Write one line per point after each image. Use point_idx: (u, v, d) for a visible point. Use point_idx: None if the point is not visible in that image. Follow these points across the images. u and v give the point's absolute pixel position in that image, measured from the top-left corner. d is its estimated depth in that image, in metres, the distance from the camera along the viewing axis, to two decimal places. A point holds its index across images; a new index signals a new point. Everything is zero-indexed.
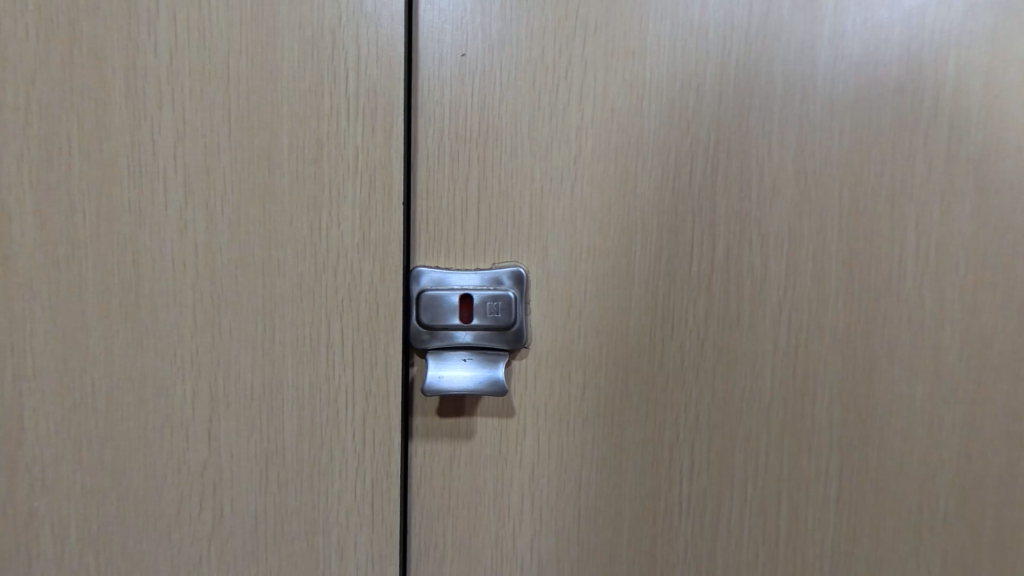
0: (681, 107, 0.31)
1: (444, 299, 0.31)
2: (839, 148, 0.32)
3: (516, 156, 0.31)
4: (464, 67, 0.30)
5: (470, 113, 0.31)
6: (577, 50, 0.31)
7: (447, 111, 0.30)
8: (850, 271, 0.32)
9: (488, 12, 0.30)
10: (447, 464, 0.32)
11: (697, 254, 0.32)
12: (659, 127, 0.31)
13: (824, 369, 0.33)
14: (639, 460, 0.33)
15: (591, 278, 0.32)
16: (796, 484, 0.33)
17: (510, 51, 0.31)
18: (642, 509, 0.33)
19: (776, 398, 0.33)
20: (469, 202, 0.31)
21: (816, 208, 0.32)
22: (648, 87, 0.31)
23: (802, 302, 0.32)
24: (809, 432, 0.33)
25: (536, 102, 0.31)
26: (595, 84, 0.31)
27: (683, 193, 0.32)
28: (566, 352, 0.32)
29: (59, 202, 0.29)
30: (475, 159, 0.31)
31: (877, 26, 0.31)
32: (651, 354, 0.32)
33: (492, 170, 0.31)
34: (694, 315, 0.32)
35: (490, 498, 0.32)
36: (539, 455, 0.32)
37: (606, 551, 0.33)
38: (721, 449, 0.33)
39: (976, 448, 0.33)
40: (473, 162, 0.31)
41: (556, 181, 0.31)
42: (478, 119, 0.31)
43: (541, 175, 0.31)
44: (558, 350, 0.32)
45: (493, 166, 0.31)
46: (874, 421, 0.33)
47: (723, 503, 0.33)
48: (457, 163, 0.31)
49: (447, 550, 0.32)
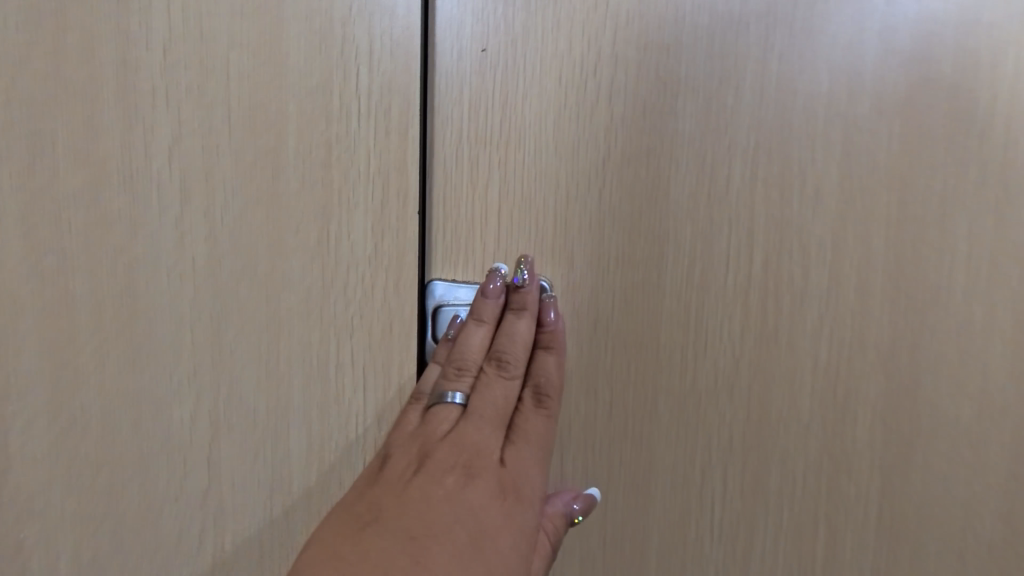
0: (718, 107, 0.29)
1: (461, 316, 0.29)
2: (886, 151, 0.29)
3: (541, 159, 0.29)
4: (483, 63, 0.28)
5: (490, 113, 0.28)
6: (607, 44, 0.29)
7: (466, 111, 0.28)
8: (895, 283, 0.30)
9: (512, 3, 0.28)
10: None
11: (732, 265, 0.30)
12: (694, 128, 0.29)
13: (866, 387, 0.31)
14: (669, 483, 0.31)
15: (619, 290, 0.30)
16: (835, 508, 0.31)
17: (535, 45, 0.28)
18: (672, 534, 0.31)
19: (814, 417, 0.31)
20: (489, 209, 0.29)
21: (860, 215, 0.30)
22: (682, 84, 0.29)
23: (844, 315, 0.30)
24: (849, 453, 0.31)
25: (562, 100, 0.29)
26: (626, 81, 0.29)
27: (718, 199, 0.30)
28: (591, 369, 0.30)
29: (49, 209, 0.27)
30: (497, 162, 0.29)
31: (930, 20, 0.29)
32: (682, 372, 0.30)
33: (515, 174, 0.29)
34: (729, 330, 0.30)
35: None
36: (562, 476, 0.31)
37: None
38: (756, 471, 0.31)
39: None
40: (494, 165, 0.29)
41: (582, 186, 0.29)
42: (500, 119, 0.28)
43: (567, 180, 0.29)
44: (583, 366, 0.30)
45: (516, 170, 0.29)
46: (920, 441, 0.31)
47: (757, 528, 0.31)
48: (477, 167, 0.28)
49: None
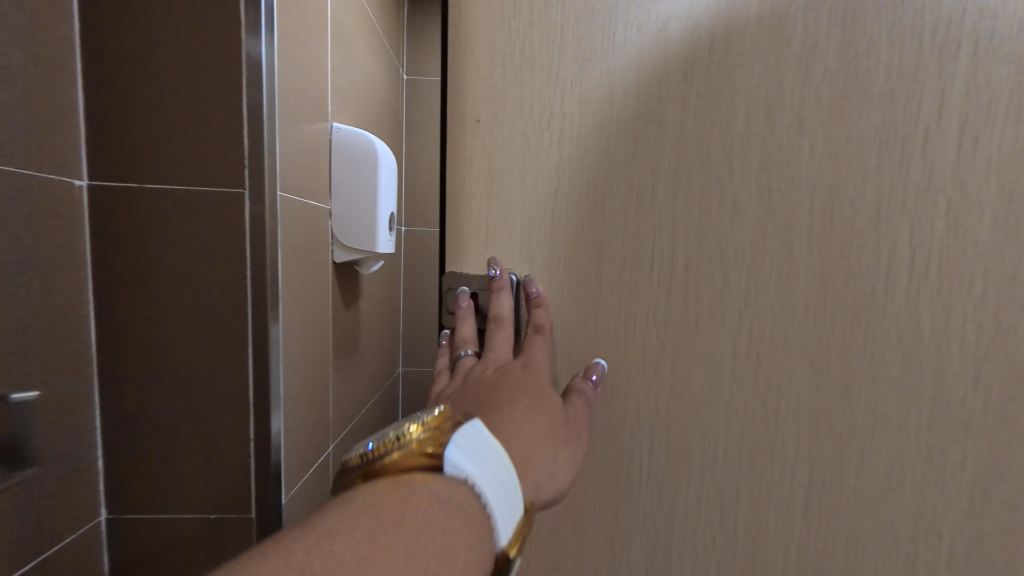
0: (644, 129, 0.33)
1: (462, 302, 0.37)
2: (810, 158, 0.30)
3: (574, 76, 0.33)
4: (463, 108, 0.34)
5: (552, 29, 0.33)
6: (558, 82, 0.33)
7: (453, 153, 0.35)
8: (824, 284, 0.31)
9: (481, 58, 0.34)
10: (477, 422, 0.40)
11: (656, 266, 0.34)
12: (624, 148, 0.33)
13: (792, 382, 0.32)
14: (604, 451, 0.37)
15: (566, 289, 0.36)
16: (758, 487, 0.34)
17: (504, 92, 0.34)
18: (606, 491, 0.37)
19: (735, 404, 0.33)
20: (472, 230, 0.36)
21: (782, 220, 0.31)
22: (615, 110, 0.33)
23: (767, 313, 0.32)
24: (773, 442, 0.33)
25: (524, 135, 0.34)
26: (573, 113, 0.33)
27: (645, 210, 0.33)
28: (547, 352, 0.37)
29: (157, 229, 0.51)
30: (473, 191, 0.35)
31: (862, 19, 0.28)
32: (615, 359, 0.35)
33: (491, 199, 0.35)
34: (654, 323, 0.34)
35: None
36: None
37: (578, 525, 0.38)
38: (678, 446, 0.35)
39: (967, 490, 0.30)
40: (471, 195, 0.35)
41: (540, 205, 0.35)
42: (476, 156, 0.35)
43: (530, 201, 0.35)
44: (541, 350, 0.37)
45: (489, 197, 0.35)
46: (848, 443, 0.32)
47: (679, 495, 0.35)
48: (460, 198, 0.36)
49: None
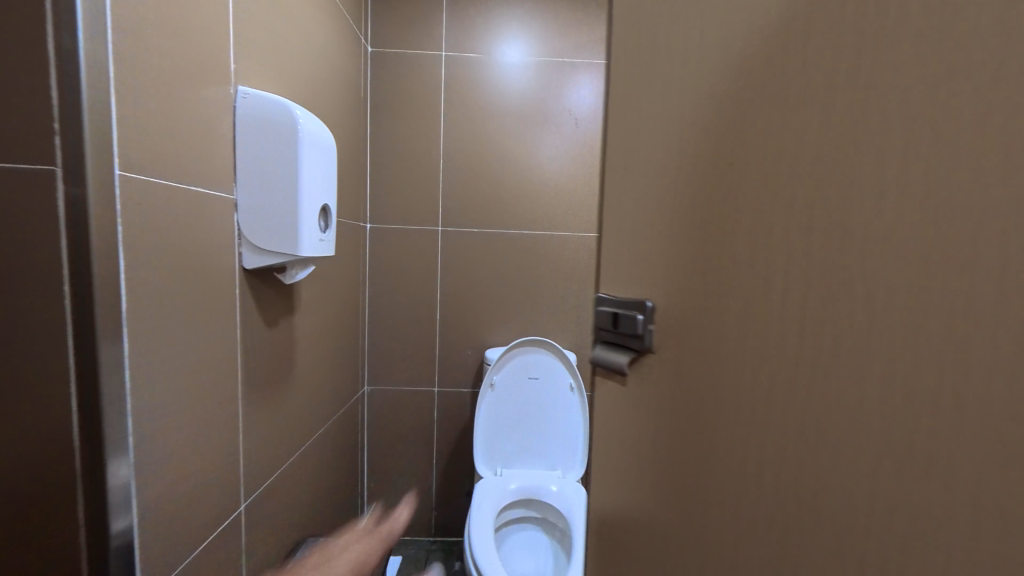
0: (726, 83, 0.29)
1: (607, 313, 0.40)
2: (868, 83, 0.22)
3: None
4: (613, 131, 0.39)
5: None
6: (670, 65, 0.34)
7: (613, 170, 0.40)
8: (923, 264, 0.20)
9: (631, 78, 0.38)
10: (622, 426, 0.40)
11: (744, 242, 0.28)
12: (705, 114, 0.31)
13: (877, 419, 0.22)
14: (695, 466, 0.32)
15: (676, 284, 0.33)
16: (818, 548, 0.25)
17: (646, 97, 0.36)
18: (688, 509, 0.33)
19: (794, 425, 0.26)
20: (626, 235, 0.38)
21: (856, 180, 0.22)
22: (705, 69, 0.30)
23: (837, 294, 0.23)
24: (836, 493, 0.24)
25: (653, 125, 0.35)
26: (679, 85, 0.33)
27: (734, 180, 0.29)
28: (671, 354, 0.34)
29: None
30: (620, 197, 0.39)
31: None
32: (702, 356, 0.31)
33: (636, 200, 0.37)
34: (746, 313, 0.28)
35: (634, 478, 0.39)
36: (653, 448, 0.36)
37: (678, 552, 0.34)
38: (755, 474, 0.28)
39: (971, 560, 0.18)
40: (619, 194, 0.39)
41: (656, 194, 0.35)
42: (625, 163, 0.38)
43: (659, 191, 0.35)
44: (668, 354, 0.34)
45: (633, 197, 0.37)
46: (830, 444, 0.24)
47: (756, 539, 0.28)
48: (616, 205, 0.39)
49: (637, 528, 0.39)
